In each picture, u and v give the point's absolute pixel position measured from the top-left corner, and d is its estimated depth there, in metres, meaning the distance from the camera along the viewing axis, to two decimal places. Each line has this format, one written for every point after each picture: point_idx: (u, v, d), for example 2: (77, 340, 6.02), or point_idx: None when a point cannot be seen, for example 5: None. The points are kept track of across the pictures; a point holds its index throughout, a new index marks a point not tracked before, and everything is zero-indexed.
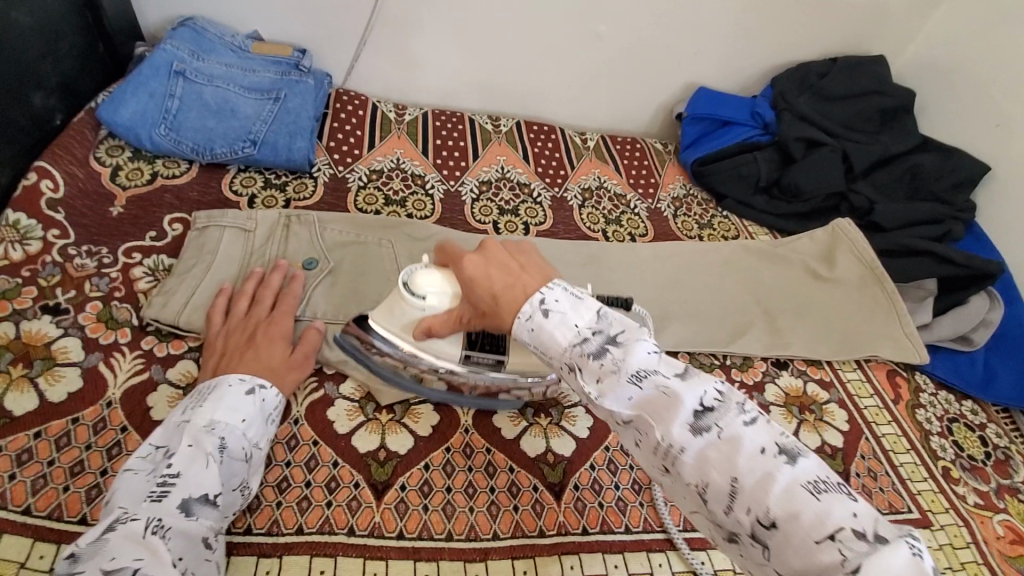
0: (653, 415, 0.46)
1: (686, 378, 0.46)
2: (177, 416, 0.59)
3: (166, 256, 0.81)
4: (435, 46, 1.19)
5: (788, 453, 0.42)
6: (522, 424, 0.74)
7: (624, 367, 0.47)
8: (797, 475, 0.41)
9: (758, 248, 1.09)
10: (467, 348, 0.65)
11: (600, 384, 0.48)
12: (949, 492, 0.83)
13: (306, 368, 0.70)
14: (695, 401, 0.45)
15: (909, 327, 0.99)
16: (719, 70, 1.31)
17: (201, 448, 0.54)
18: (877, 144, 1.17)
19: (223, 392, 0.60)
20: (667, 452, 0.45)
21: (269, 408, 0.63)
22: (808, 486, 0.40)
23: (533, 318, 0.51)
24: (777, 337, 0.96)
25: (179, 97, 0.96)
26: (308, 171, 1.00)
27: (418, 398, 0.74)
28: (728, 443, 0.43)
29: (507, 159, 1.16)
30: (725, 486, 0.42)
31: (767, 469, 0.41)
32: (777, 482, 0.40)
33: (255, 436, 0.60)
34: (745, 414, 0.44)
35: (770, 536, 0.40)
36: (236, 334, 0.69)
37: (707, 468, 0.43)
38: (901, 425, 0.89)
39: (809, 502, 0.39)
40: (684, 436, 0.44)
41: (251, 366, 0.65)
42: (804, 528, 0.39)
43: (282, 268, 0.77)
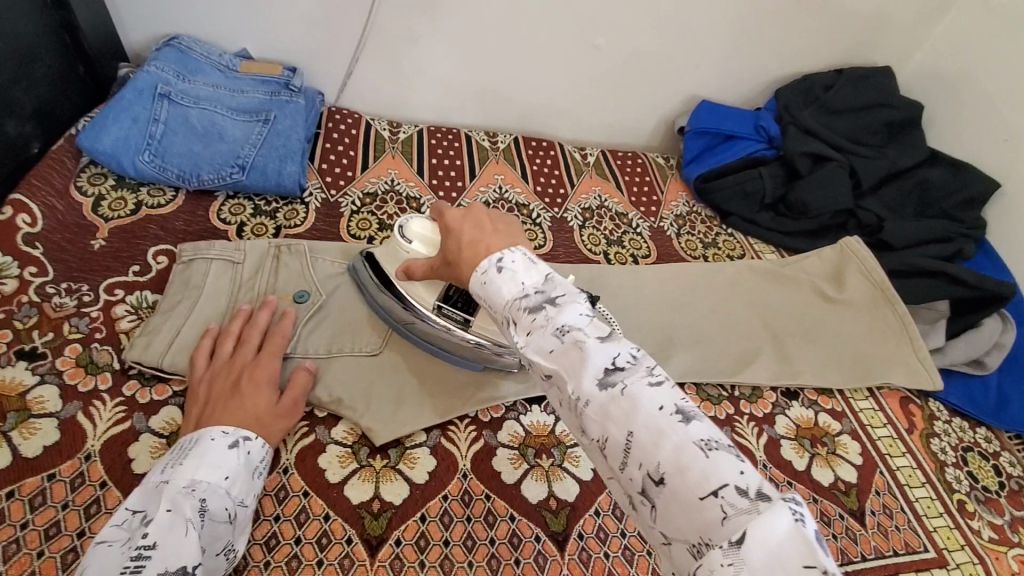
0: (566, 368, 0.43)
1: (607, 337, 0.43)
2: (155, 474, 0.56)
3: (150, 292, 0.78)
4: (430, 62, 1.16)
5: (684, 413, 0.39)
6: (523, 467, 0.71)
7: (552, 322, 0.44)
8: (689, 434, 0.38)
9: (763, 268, 1.06)
10: (441, 301, 0.74)
11: (528, 335, 0.45)
12: (965, 527, 0.79)
13: (295, 415, 0.67)
14: (607, 359, 0.42)
15: (921, 351, 0.95)
16: (722, 82, 1.28)
17: (180, 514, 0.52)
18: (884, 159, 1.14)
19: (206, 447, 0.58)
20: (575, 406, 0.42)
21: (254, 461, 0.61)
22: (698, 444, 0.37)
23: (487, 272, 0.50)
24: (786, 364, 0.92)
25: (164, 121, 0.93)
26: (300, 195, 0.97)
27: (415, 441, 0.71)
28: (628, 401, 0.40)
29: (505, 178, 1.13)
30: (622, 442, 0.39)
31: (662, 427, 0.38)
32: (668, 439, 0.37)
33: (239, 494, 0.57)
34: (652, 375, 0.41)
35: (658, 493, 0.37)
36: (220, 378, 0.66)
37: (607, 424, 0.40)
38: (915, 456, 0.86)
39: (696, 459, 0.36)
40: (590, 389, 0.41)
41: (236, 416, 0.62)
42: (689, 484, 0.36)
43: (270, 306, 0.74)
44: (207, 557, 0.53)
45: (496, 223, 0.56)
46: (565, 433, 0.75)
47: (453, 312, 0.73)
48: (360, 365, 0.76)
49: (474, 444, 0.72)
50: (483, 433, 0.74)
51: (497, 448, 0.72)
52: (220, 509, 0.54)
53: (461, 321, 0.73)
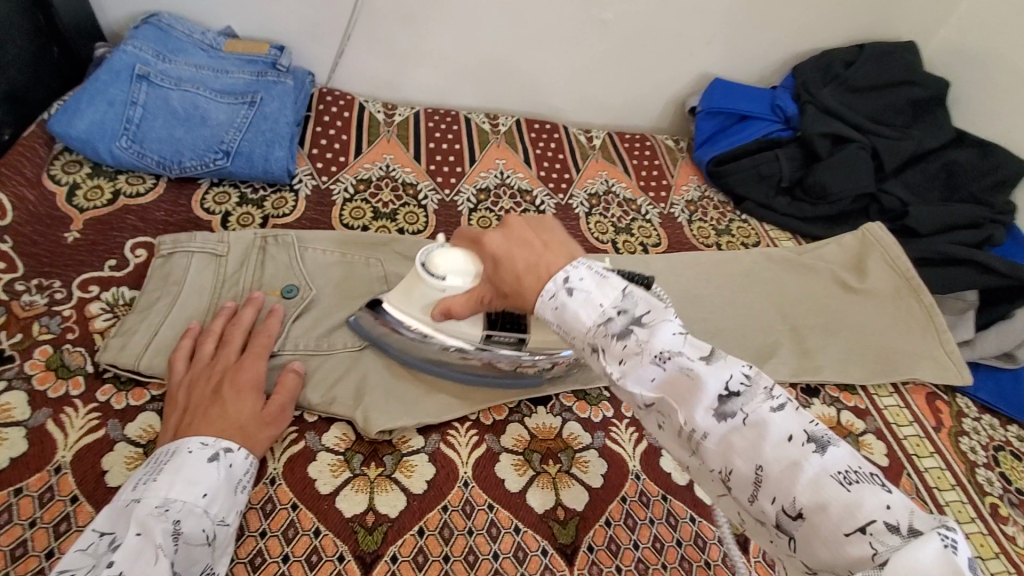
0: (676, 397, 0.46)
1: (712, 361, 0.46)
2: (126, 492, 0.51)
3: (127, 289, 0.73)
4: (426, 39, 1.10)
5: (817, 441, 0.41)
6: (528, 473, 0.67)
7: (647, 348, 0.46)
8: (826, 464, 0.40)
9: (780, 256, 1.01)
10: (487, 328, 0.67)
11: (623, 364, 0.47)
12: (998, 533, 0.74)
13: (283, 422, 0.63)
14: (720, 386, 0.44)
15: (949, 343, 0.90)
16: (735, 59, 1.21)
17: (149, 539, 0.47)
18: (909, 140, 1.07)
19: (182, 461, 0.53)
20: (690, 436, 0.45)
21: (237, 474, 0.56)
22: (838, 477, 0.39)
23: (556, 297, 0.51)
24: (806, 359, 0.87)
25: (142, 104, 0.87)
26: (289, 183, 0.91)
27: (411, 448, 0.66)
28: (753, 430, 0.43)
29: (507, 162, 1.07)
30: (750, 474, 0.42)
31: (794, 458, 0.41)
32: (803, 471, 0.40)
33: (219, 512, 0.52)
34: (773, 399, 0.43)
35: (796, 526, 0.40)
36: (200, 385, 0.61)
37: (731, 455, 0.43)
38: (944, 456, 0.81)
39: (838, 493, 0.38)
40: (708, 421, 0.44)
41: (217, 426, 0.57)
42: (832, 519, 0.38)
43: (256, 302, 0.70)
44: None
45: (546, 240, 0.55)
46: (573, 436, 0.71)
47: (505, 337, 0.66)
48: (352, 361, 0.71)
49: (476, 450, 0.68)
50: (486, 438, 0.69)
51: (500, 453, 0.68)
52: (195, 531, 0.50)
53: (515, 343, 0.67)
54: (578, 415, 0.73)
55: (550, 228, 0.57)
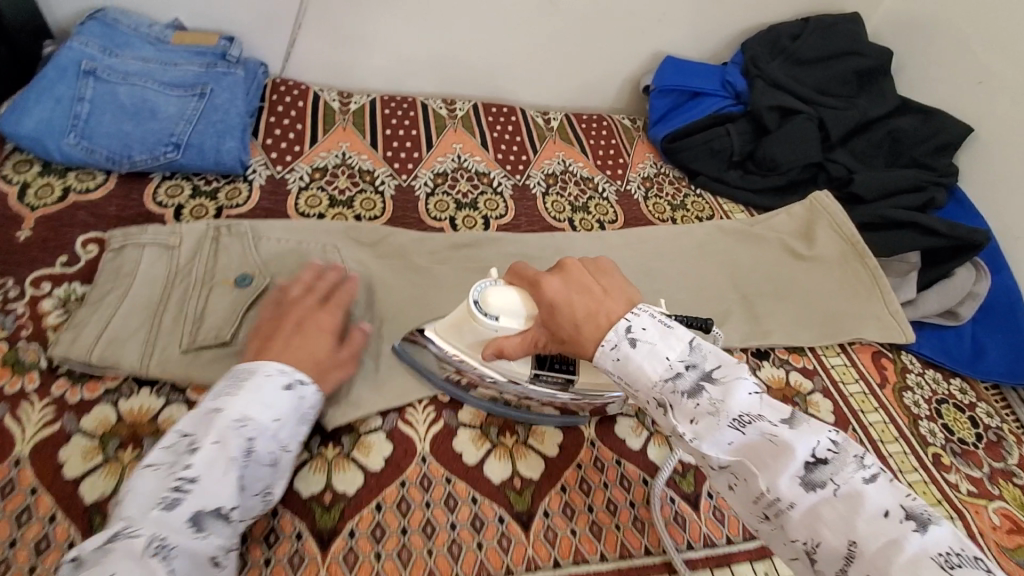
0: (756, 462, 0.46)
1: (796, 425, 0.46)
2: (208, 400, 0.56)
3: (79, 284, 0.73)
4: (378, 26, 1.10)
5: (917, 519, 0.41)
6: (485, 446, 0.69)
7: (723, 410, 0.47)
8: (925, 544, 0.40)
9: (732, 228, 1.04)
10: (536, 368, 0.68)
11: (697, 425, 0.48)
12: (941, 481, 0.78)
13: (350, 368, 0.69)
14: (807, 453, 0.45)
15: (893, 305, 0.93)
16: (685, 37, 1.23)
17: (224, 451, 0.52)
18: (853, 109, 1.10)
19: (260, 383, 0.58)
20: (772, 504, 0.45)
21: (304, 406, 0.61)
22: (939, 559, 0.39)
23: (619, 348, 0.52)
24: (757, 325, 0.90)
25: (90, 99, 0.86)
26: (242, 174, 0.91)
27: (369, 426, 0.68)
28: (844, 501, 0.43)
29: (464, 146, 1.08)
30: (841, 547, 0.42)
31: (891, 534, 0.41)
32: (904, 550, 0.40)
33: (284, 438, 0.57)
34: (865, 470, 0.44)
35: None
36: (285, 322, 0.67)
37: (819, 526, 0.43)
38: (888, 411, 0.85)
39: (939, 574, 0.38)
40: (793, 490, 0.44)
41: (298, 358, 0.63)
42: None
43: (338, 268, 0.75)
44: (246, 500, 0.54)
45: (604, 287, 0.57)
46: None
47: (553, 376, 0.68)
48: None
49: (433, 425, 0.70)
50: (443, 414, 0.71)
51: (457, 428, 0.70)
52: (264, 453, 0.55)
53: (562, 383, 0.68)
54: None
55: (607, 272, 0.60)
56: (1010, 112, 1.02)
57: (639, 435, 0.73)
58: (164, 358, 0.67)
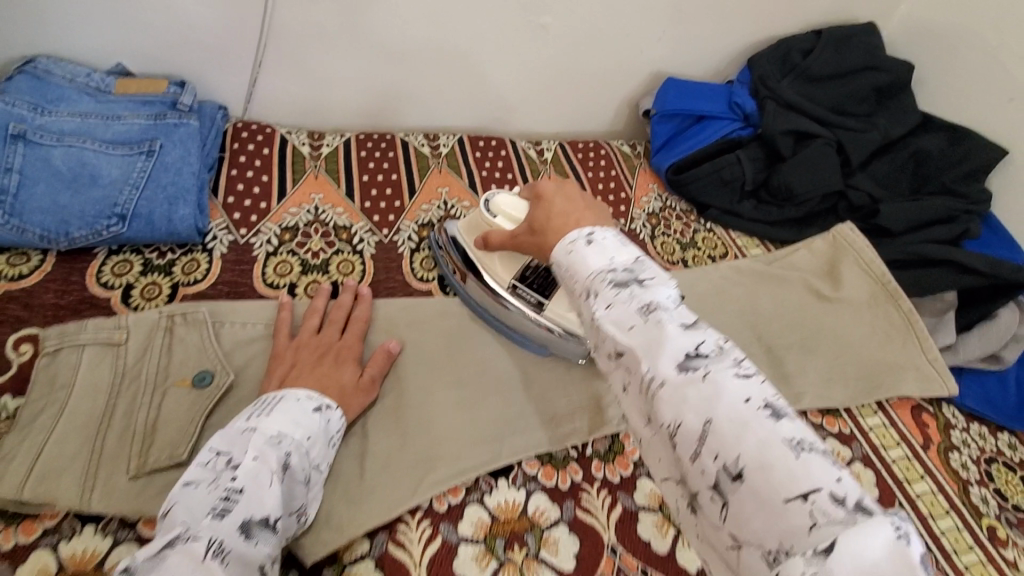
0: (641, 344, 0.42)
1: (692, 325, 0.42)
2: (238, 422, 0.54)
3: (9, 397, 0.63)
4: (350, 59, 1.00)
5: (773, 409, 0.37)
6: (491, 565, 0.59)
7: (637, 298, 0.44)
8: (778, 432, 0.36)
9: (750, 269, 0.94)
10: (517, 280, 0.77)
11: (609, 307, 0.44)
12: (1000, 560, 0.70)
13: (372, 393, 0.68)
14: (691, 344, 0.41)
15: (932, 352, 0.85)
16: (685, 55, 1.13)
17: (267, 463, 0.50)
18: (873, 131, 1.02)
19: (291, 405, 0.57)
20: (648, 388, 0.41)
21: (332, 430, 0.60)
22: (790, 444, 0.35)
23: (575, 243, 0.50)
24: (786, 385, 0.81)
25: (18, 168, 0.75)
26: (200, 241, 0.81)
27: (355, 554, 0.58)
28: (710, 387, 0.38)
29: (450, 190, 0.98)
30: (698, 429, 0.37)
31: (748, 420, 0.37)
32: (755, 433, 0.36)
33: (315, 458, 0.56)
34: (740, 367, 0.39)
35: (734, 489, 0.36)
36: (307, 350, 0.67)
37: (683, 408, 0.39)
38: (935, 477, 0.76)
39: (786, 459, 0.35)
40: (669, 371, 0.40)
41: (323, 383, 0.63)
42: (772, 482, 0.34)
43: (351, 288, 0.77)
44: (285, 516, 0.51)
45: (588, 201, 0.58)
46: (539, 512, 0.64)
47: (528, 292, 0.76)
48: None
49: (430, 545, 0.60)
50: (441, 528, 0.61)
51: (459, 545, 0.60)
52: (300, 468, 0.53)
53: (535, 303, 0.76)
54: (544, 484, 0.67)
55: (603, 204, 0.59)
56: None
57: (666, 534, 0.64)
58: (108, 488, 0.57)
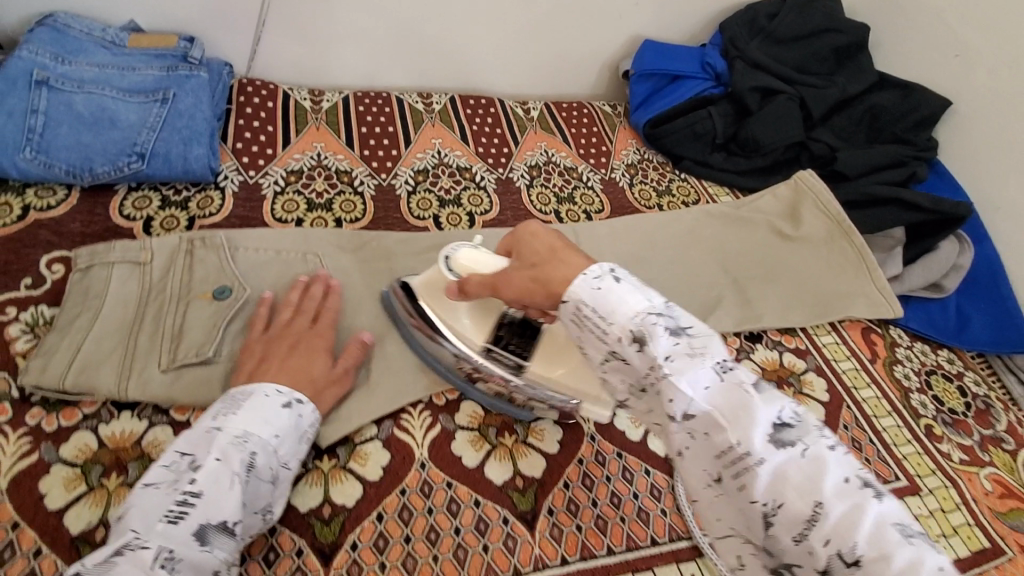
0: (727, 416, 0.42)
1: (764, 390, 0.43)
2: (207, 420, 0.55)
3: (46, 307, 0.70)
4: (349, 21, 1.06)
5: (874, 487, 0.39)
6: (485, 448, 0.68)
7: (706, 355, 0.45)
8: (883, 512, 0.38)
9: (720, 212, 1.03)
10: (490, 342, 0.69)
11: (674, 363, 0.44)
12: (935, 452, 0.79)
13: (346, 384, 0.67)
14: (774, 415, 0.42)
15: (881, 281, 0.94)
16: (662, 19, 1.21)
17: (228, 466, 0.51)
18: (833, 87, 1.10)
19: (260, 402, 0.57)
20: (737, 461, 0.41)
21: (305, 425, 0.60)
22: (898, 527, 0.37)
23: (602, 279, 0.49)
24: (749, 308, 0.90)
25: (44, 110, 0.81)
26: (213, 181, 0.87)
27: (364, 436, 0.66)
28: (811, 464, 0.40)
29: (444, 141, 1.05)
30: (804, 511, 0.39)
31: (855, 500, 0.38)
32: (866, 515, 0.37)
33: (285, 455, 0.56)
34: (828, 438, 0.41)
35: (847, 574, 0.37)
36: (277, 343, 0.65)
37: (784, 488, 0.40)
38: (880, 385, 0.85)
39: (900, 544, 0.36)
40: (763, 446, 0.41)
41: (294, 377, 0.62)
42: (891, 570, 0.35)
43: (323, 279, 0.73)
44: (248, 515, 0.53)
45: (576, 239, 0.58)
46: None
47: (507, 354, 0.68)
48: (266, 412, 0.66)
49: (431, 430, 0.68)
50: (440, 418, 0.69)
51: (456, 431, 0.68)
52: (265, 468, 0.54)
53: (514, 366, 0.68)
54: None
55: None
56: (988, 82, 1.03)
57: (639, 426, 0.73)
58: (142, 381, 0.64)
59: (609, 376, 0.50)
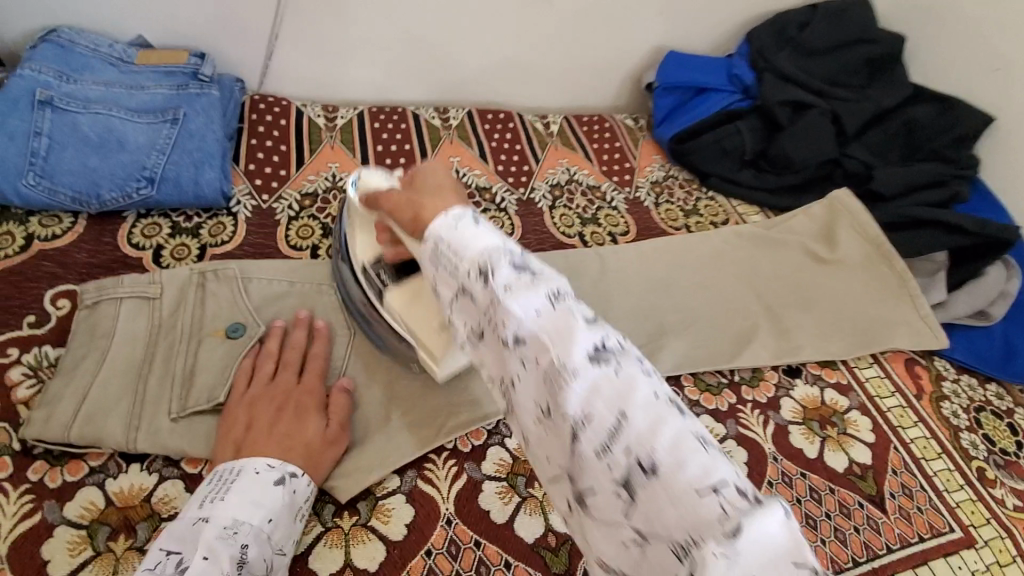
0: (547, 333, 0.39)
1: (592, 317, 0.41)
2: (193, 509, 0.51)
3: (51, 347, 0.66)
4: (363, 34, 1.02)
5: (679, 405, 0.37)
6: (514, 500, 0.64)
7: (541, 284, 0.41)
8: (686, 426, 0.36)
9: (751, 233, 0.98)
10: (369, 262, 0.67)
11: (510, 288, 0.41)
12: (988, 498, 0.75)
13: (342, 441, 0.62)
14: (597, 337, 0.39)
15: (921, 310, 0.90)
16: (687, 29, 1.16)
17: (217, 567, 0.47)
18: (868, 102, 1.05)
19: (250, 482, 0.53)
20: (554, 377, 0.38)
21: (299, 500, 0.56)
22: (699, 439, 0.35)
23: (460, 224, 0.46)
24: (785, 339, 0.86)
25: (47, 133, 0.78)
26: (225, 206, 0.84)
27: (387, 489, 0.63)
28: (622, 381, 0.37)
29: (462, 160, 1.01)
30: (610, 422, 0.36)
31: (659, 414, 0.36)
32: (668, 428, 0.35)
33: (279, 540, 0.52)
34: (643, 364, 0.39)
35: (645, 484, 0.35)
36: (263, 403, 0.61)
37: (595, 401, 0.37)
38: (927, 424, 0.81)
39: (696, 452, 0.35)
40: (581, 363, 0.38)
41: (284, 447, 0.57)
42: (687, 479, 0.34)
43: (304, 323, 0.69)
44: None
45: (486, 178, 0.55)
46: None
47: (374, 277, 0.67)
48: None
49: (456, 481, 0.64)
50: (466, 467, 0.65)
51: (483, 481, 0.64)
52: (259, 560, 0.50)
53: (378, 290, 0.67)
54: None
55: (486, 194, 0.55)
56: None
57: None
58: (153, 429, 0.61)
59: (457, 315, 0.46)
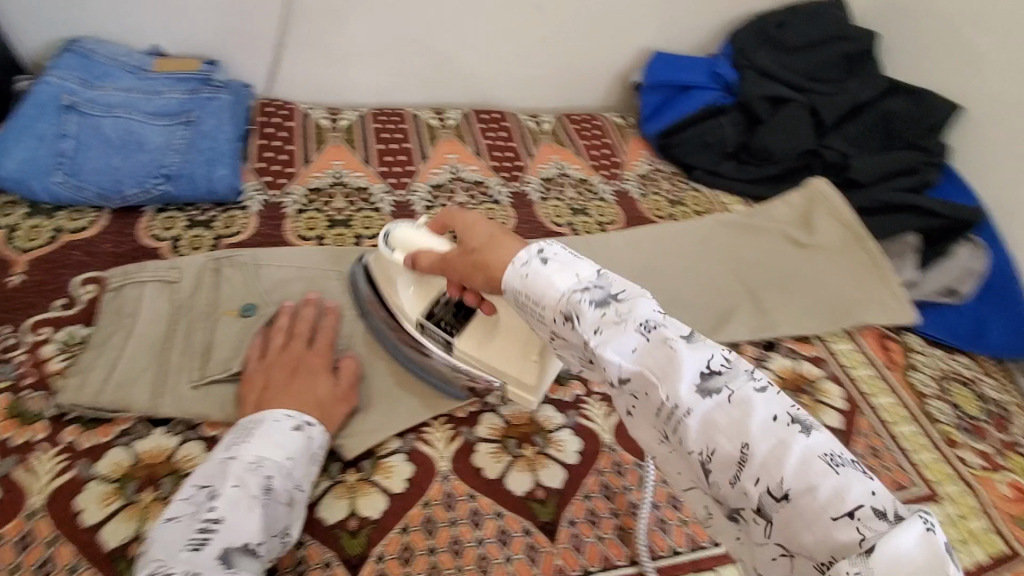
0: (655, 372, 0.42)
1: (693, 341, 0.42)
2: (220, 451, 0.57)
3: (79, 326, 0.72)
4: (365, 40, 1.09)
5: (801, 422, 0.39)
6: (505, 460, 0.69)
7: (630, 317, 0.43)
8: (812, 445, 0.37)
9: (733, 220, 1.03)
10: (423, 318, 0.71)
11: (602, 333, 0.44)
12: (952, 457, 0.79)
13: (348, 404, 0.67)
14: (703, 363, 0.41)
15: (895, 287, 0.94)
16: (671, 30, 1.23)
17: (246, 491, 0.53)
18: (845, 94, 1.11)
19: (269, 428, 0.59)
20: (671, 413, 0.41)
21: (315, 447, 0.61)
22: (825, 459, 0.37)
23: (529, 264, 0.48)
24: (764, 318, 0.90)
25: (73, 135, 0.85)
26: (236, 201, 0.90)
27: (388, 449, 0.68)
28: (738, 408, 0.39)
29: (458, 156, 1.07)
30: (735, 453, 0.39)
31: (779, 437, 0.38)
32: (792, 451, 0.37)
33: (299, 478, 0.58)
34: (756, 380, 0.41)
35: (779, 508, 0.37)
36: (276, 368, 0.66)
37: (714, 434, 0.39)
38: (898, 393, 0.85)
39: (825, 475, 0.36)
40: (690, 396, 0.40)
41: (299, 402, 0.63)
42: (819, 503, 0.36)
43: (314, 302, 0.74)
44: (267, 538, 0.53)
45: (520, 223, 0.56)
46: (547, 418, 0.73)
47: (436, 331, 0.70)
48: None
49: (453, 443, 0.69)
50: (461, 431, 0.71)
51: (477, 444, 0.70)
52: (282, 490, 0.55)
53: (444, 342, 0.70)
54: (550, 397, 0.75)
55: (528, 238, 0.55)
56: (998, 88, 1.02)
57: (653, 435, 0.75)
58: (175, 396, 0.66)
59: (561, 355, 0.49)
